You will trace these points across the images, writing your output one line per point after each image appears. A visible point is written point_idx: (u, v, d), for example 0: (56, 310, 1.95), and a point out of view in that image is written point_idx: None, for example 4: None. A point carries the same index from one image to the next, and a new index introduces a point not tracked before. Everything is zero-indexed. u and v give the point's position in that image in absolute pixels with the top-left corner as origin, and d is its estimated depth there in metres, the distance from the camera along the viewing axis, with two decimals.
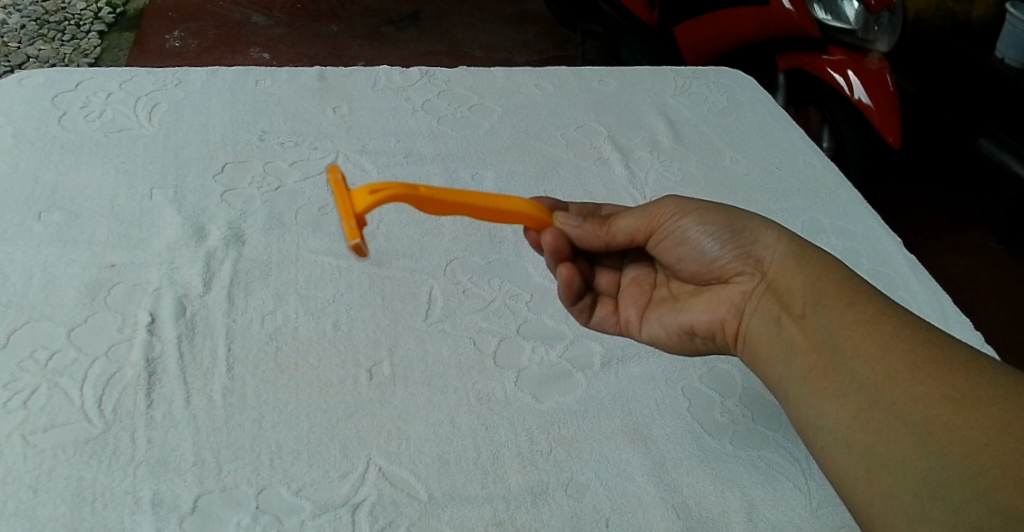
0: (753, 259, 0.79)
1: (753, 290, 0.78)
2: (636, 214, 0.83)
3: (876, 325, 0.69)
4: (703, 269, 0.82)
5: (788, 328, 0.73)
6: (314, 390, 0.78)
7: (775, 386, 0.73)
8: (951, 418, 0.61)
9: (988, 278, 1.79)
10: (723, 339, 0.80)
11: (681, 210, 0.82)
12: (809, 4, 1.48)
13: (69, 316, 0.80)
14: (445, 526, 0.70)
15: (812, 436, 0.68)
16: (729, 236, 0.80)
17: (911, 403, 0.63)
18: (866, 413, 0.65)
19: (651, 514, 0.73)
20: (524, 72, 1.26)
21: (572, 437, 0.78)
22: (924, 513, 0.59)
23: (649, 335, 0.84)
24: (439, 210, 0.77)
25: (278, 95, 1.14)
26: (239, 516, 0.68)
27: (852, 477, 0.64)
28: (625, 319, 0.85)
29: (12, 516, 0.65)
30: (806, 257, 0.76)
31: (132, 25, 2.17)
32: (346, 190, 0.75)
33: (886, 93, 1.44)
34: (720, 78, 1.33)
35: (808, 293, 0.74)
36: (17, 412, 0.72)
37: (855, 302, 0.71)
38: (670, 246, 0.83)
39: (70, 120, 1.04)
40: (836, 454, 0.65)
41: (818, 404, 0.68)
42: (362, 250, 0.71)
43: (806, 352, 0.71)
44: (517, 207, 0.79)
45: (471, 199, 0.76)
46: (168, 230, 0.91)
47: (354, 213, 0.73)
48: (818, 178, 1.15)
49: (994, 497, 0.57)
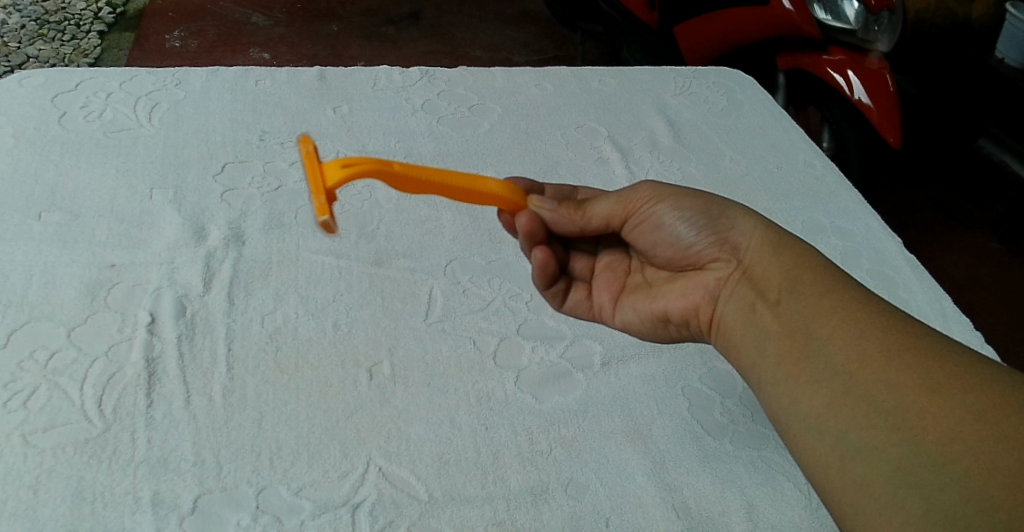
0: (729, 246, 0.79)
1: (728, 277, 0.78)
2: (612, 199, 0.83)
3: (851, 311, 0.69)
4: (678, 255, 0.81)
5: (762, 315, 0.73)
6: (314, 390, 0.78)
7: (747, 371, 0.74)
8: (925, 405, 0.61)
9: (988, 278, 1.79)
10: (697, 327, 0.81)
11: (658, 196, 0.82)
12: (809, 5, 1.49)
13: (69, 316, 0.80)
14: (445, 526, 0.70)
15: (786, 422, 0.68)
16: (706, 222, 0.80)
17: (884, 391, 0.63)
18: (839, 399, 0.65)
19: (651, 514, 0.73)
20: (525, 72, 1.26)
21: (572, 437, 0.78)
22: (896, 501, 0.59)
23: (622, 321, 0.85)
24: (412, 187, 0.76)
25: (278, 95, 1.15)
26: (239, 516, 0.68)
27: (824, 464, 0.64)
28: (599, 305, 0.86)
29: (12, 516, 0.66)
30: (782, 245, 0.76)
31: (132, 25, 2.17)
32: (317, 162, 0.73)
33: (886, 93, 1.44)
34: (720, 78, 1.33)
35: (784, 279, 0.74)
36: (17, 411, 0.72)
37: (831, 289, 0.71)
38: (646, 232, 0.83)
39: (70, 120, 1.04)
40: (809, 440, 0.65)
41: (792, 390, 0.68)
42: (331, 225, 0.69)
43: (780, 339, 0.71)
44: (491, 189, 0.78)
45: (446, 179, 0.75)
46: (169, 230, 0.91)
47: (325, 188, 0.72)
48: (818, 178, 1.15)
49: (966, 486, 0.56)
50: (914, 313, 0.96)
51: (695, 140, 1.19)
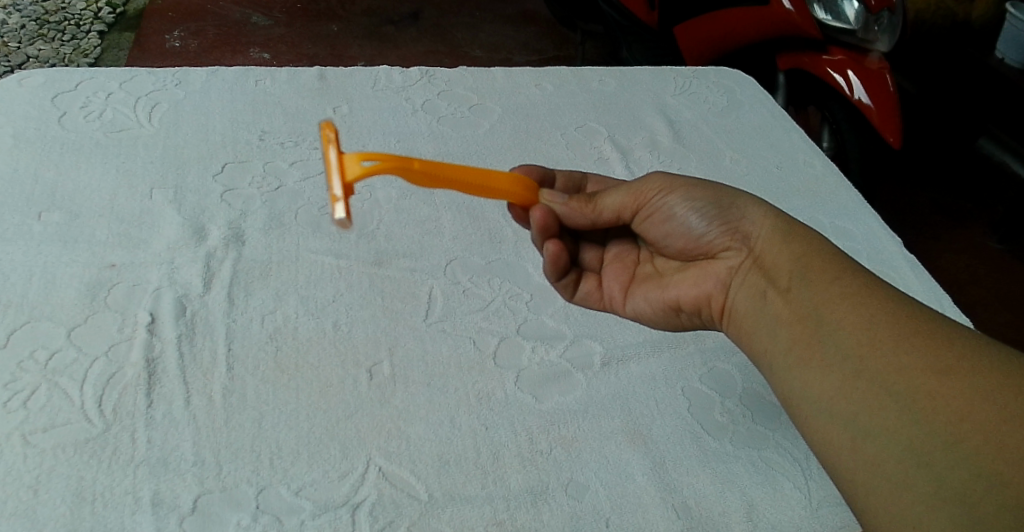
0: (740, 235, 0.79)
1: (739, 266, 0.78)
2: (622, 191, 0.83)
3: (860, 297, 0.68)
4: (690, 246, 0.81)
5: (773, 301, 0.73)
6: (314, 390, 0.78)
7: (759, 358, 0.74)
8: (934, 386, 0.61)
9: (988, 277, 1.79)
10: (708, 315, 0.81)
11: (668, 187, 0.81)
12: (809, 4, 1.49)
13: (69, 316, 0.80)
14: (445, 525, 0.70)
15: (797, 405, 0.68)
16: (716, 213, 0.80)
17: (894, 374, 0.63)
18: (849, 383, 0.65)
19: (651, 514, 0.73)
20: (525, 72, 1.26)
21: (572, 437, 0.78)
22: (906, 481, 0.59)
23: (633, 311, 0.85)
24: (428, 183, 0.74)
25: (278, 95, 1.14)
26: (240, 516, 0.68)
27: (835, 446, 0.64)
28: (609, 295, 0.86)
29: (12, 515, 0.66)
30: (791, 233, 0.76)
31: (131, 25, 2.17)
32: (337, 151, 0.71)
33: (887, 93, 1.44)
34: (720, 78, 1.33)
35: (794, 267, 0.74)
36: (17, 411, 0.72)
37: (841, 275, 0.71)
38: (657, 223, 0.82)
39: (70, 120, 1.04)
40: (820, 423, 0.65)
41: (803, 375, 0.68)
42: (349, 225, 0.67)
43: (791, 325, 0.71)
44: (507, 186, 0.78)
45: (466, 176, 0.74)
46: (169, 230, 0.91)
47: (344, 181, 0.69)
48: (818, 177, 1.15)
49: (975, 464, 0.56)
50: None
51: (695, 140, 1.19)
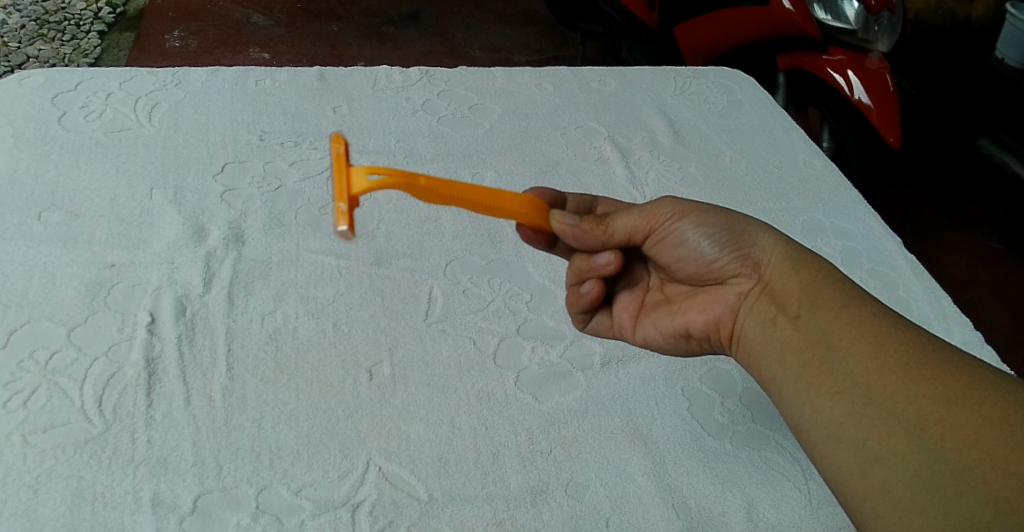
0: (751, 261, 0.77)
1: (749, 292, 0.77)
2: (634, 214, 0.81)
3: (868, 324, 0.68)
4: (701, 271, 0.80)
5: (783, 329, 0.72)
6: (314, 390, 0.78)
7: (767, 383, 0.73)
8: (942, 414, 0.60)
9: (988, 278, 1.79)
10: (718, 340, 0.80)
11: (680, 212, 0.80)
12: (809, 4, 1.49)
13: (68, 316, 0.80)
14: (445, 526, 0.70)
15: (807, 431, 0.67)
16: (728, 238, 0.78)
17: (903, 401, 0.62)
18: (859, 410, 0.64)
19: (651, 514, 0.73)
20: (524, 72, 1.26)
21: (571, 437, 0.78)
22: (915, 506, 0.58)
23: (643, 338, 0.84)
24: (435, 202, 0.71)
25: (278, 95, 1.14)
26: (239, 516, 0.68)
27: (845, 471, 0.63)
28: (619, 323, 0.85)
29: (12, 516, 0.65)
30: (802, 260, 0.75)
31: (131, 25, 2.17)
32: (345, 166, 0.70)
33: (886, 93, 1.44)
34: (721, 78, 1.33)
35: (804, 294, 0.72)
36: (17, 411, 0.72)
37: (850, 303, 0.70)
38: (668, 248, 0.81)
39: (69, 120, 1.04)
40: (830, 448, 0.64)
41: (813, 401, 0.67)
42: (350, 238, 0.66)
43: (801, 352, 0.70)
44: (516, 207, 0.74)
45: (475, 196, 0.70)
46: (169, 229, 0.91)
47: (349, 194, 0.68)
48: (818, 177, 1.15)
49: (984, 491, 0.56)
50: (915, 314, 0.95)
51: (694, 139, 1.19)
